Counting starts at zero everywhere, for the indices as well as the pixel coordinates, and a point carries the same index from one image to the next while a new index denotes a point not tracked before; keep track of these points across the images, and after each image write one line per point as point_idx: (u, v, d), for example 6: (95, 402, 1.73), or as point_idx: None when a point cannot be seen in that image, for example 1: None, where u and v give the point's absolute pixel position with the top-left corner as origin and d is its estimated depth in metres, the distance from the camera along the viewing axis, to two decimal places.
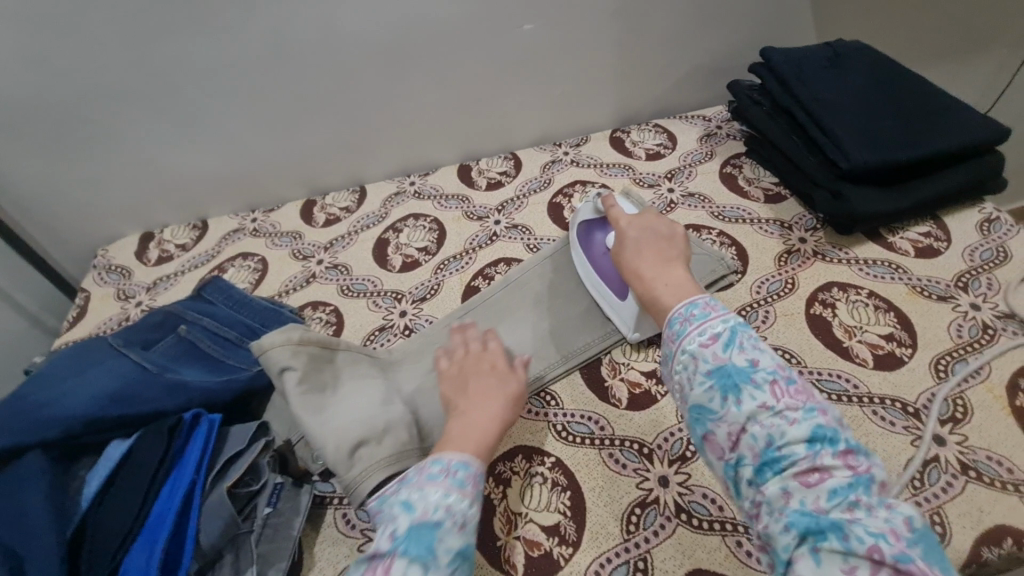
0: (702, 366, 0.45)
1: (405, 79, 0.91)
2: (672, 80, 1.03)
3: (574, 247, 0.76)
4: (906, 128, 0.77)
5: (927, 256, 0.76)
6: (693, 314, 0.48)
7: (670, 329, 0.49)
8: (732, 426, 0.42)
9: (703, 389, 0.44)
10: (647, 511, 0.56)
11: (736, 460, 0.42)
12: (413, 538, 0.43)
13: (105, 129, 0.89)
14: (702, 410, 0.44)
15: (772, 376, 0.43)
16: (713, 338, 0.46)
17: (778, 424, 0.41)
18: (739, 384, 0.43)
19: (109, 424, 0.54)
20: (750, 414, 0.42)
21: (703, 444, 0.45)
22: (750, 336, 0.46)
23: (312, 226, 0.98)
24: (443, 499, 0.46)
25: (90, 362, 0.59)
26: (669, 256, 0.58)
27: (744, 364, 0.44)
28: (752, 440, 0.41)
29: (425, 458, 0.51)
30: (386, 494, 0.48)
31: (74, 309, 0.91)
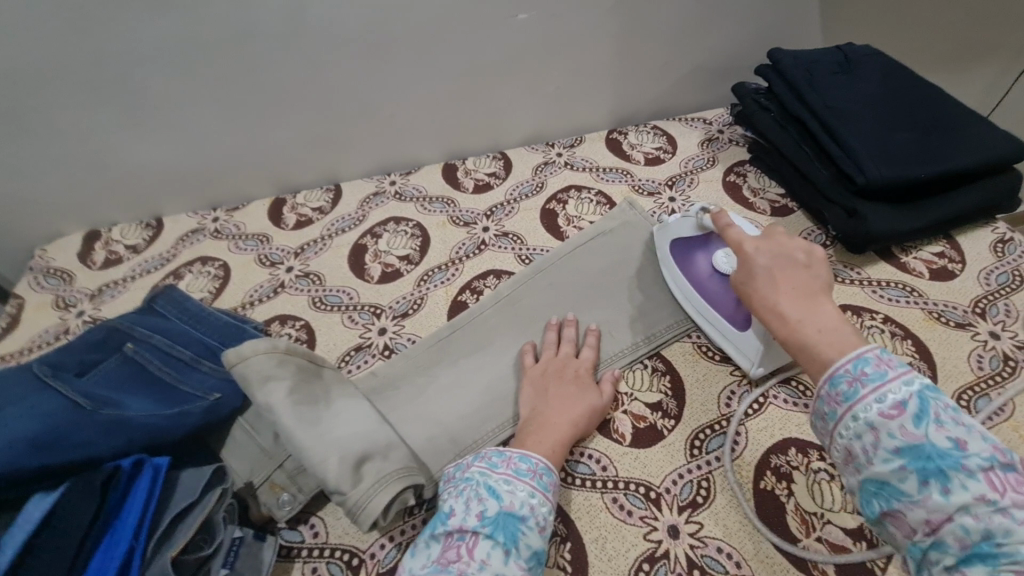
0: (885, 441, 0.37)
1: (385, 68, 0.83)
2: (672, 80, 0.96)
3: (669, 265, 0.70)
4: (924, 141, 0.72)
5: (942, 279, 0.72)
6: (866, 372, 0.39)
7: (831, 387, 0.40)
8: (932, 513, 0.35)
9: (889, 466, 0.37)
10: (656, 567, 0.51)
11: (930, 547, 0.35)
12: (500, 524, 0.44)
13: (39, 115, 0.78)
14: (884, 485, 0.37)
15: (987, 463, 0.35)
16: (898, 405, 0.38)
17: (995, 519, 0.33)
18: (944, 470, 0.35)
19: (27, 477, 0.45)
20: (958, 504, 0.34)
21: (884, 521, 0.38)
22: (946, 406, 0.37)
23: (280, 228, 0.89)
24: (529, 498, 0.47)
25: (9, 398, 0.50)
26: (810, 289, 0.47)
27: (947, 442, 0.35)
28: (960, 530, 0.34)
29: (507, 449, 0.52)
30: (468, 473, 0.49)
31: (4, 319, 0.81)
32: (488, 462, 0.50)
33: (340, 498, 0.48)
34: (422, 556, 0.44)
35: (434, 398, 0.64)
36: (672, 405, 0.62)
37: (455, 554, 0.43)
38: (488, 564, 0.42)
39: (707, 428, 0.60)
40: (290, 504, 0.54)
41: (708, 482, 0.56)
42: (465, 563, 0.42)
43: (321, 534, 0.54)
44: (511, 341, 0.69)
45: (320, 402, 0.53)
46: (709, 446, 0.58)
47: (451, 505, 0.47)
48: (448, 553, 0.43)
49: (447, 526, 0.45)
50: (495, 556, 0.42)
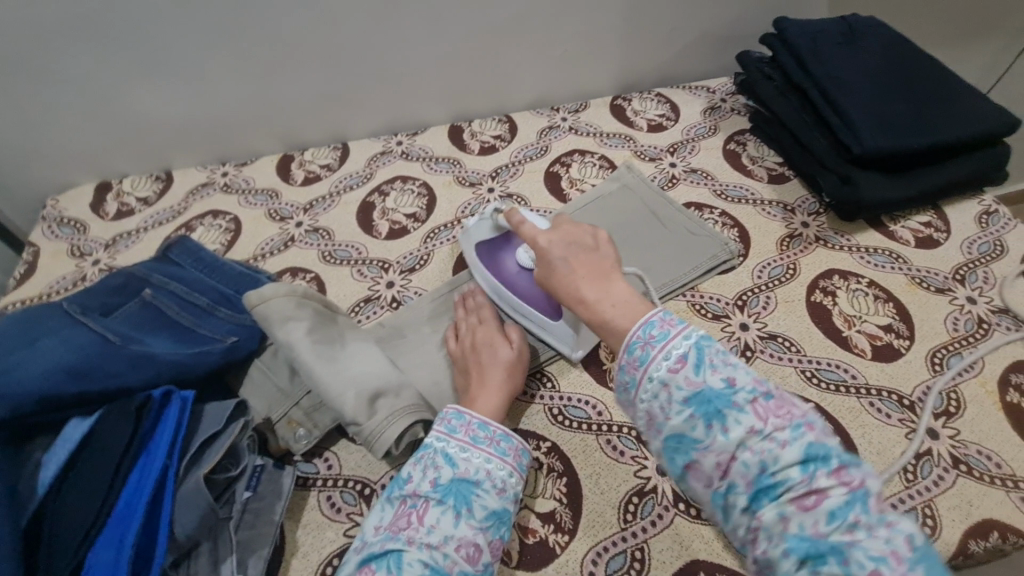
0: (675, 393, 0.39)
1: (394, 27, 0.83)
2: (678, 47, 0.97)
3: (479, 269, 0.70)
4: (919, 114, 0.74)
5: (927, 247, 0.75)
6: (654, 334, 0.42)
7: (629, 353, 0.42)
8: (720, 454, 0.37)
9: (682, 417, 0.39)
10: (645, 500, 0.55)
11: (726, 492, 0.37)
12: (451, 489, 0.46)
13: (50, 62, 0.79)
14: (681, 439, 0.39)
15: (753, 396, 0.38)
16: (681, 359, 0.40)
17: (768, 447, 0.36)
18: (721, 409, 0.38)
19: (67, 402, 0.49)
20: (737, 441, 0.37)
21: (685, 475, 0.40)
22: (718, 350, 0.41)
23: (290, 183, 0.91)
24: (485, 464, 0.49)
25: (44, 330, 0.54)
26: (601, 268, 0.50)
27: (721, 385, 0.39)
28: (743, 467, 0.37)
29: (467, 411, 0.53)
30: (428, 440, 0.51)
31: (21, 265, 0.84)
32: (447, 427, 0.51)
33: (356, 430, 0.52)
34: (382, 520, 0.47)
35: (441, 346, 0.67)
36: None
37: (406, 519, 0.45)
38: (438, 526, 0.44)
39: None
40: (306, 438, 0.58)
41: None
42: (416, 527, 0.44)
43: (334, 466, 0.59)
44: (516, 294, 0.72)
45: (337, 343, 0.57)
46: None
47: (409, 472, 0.49)
48: (401, 518, 0.45)
49: (402, 492, 0.47)
50: (445, 518, 0.45)
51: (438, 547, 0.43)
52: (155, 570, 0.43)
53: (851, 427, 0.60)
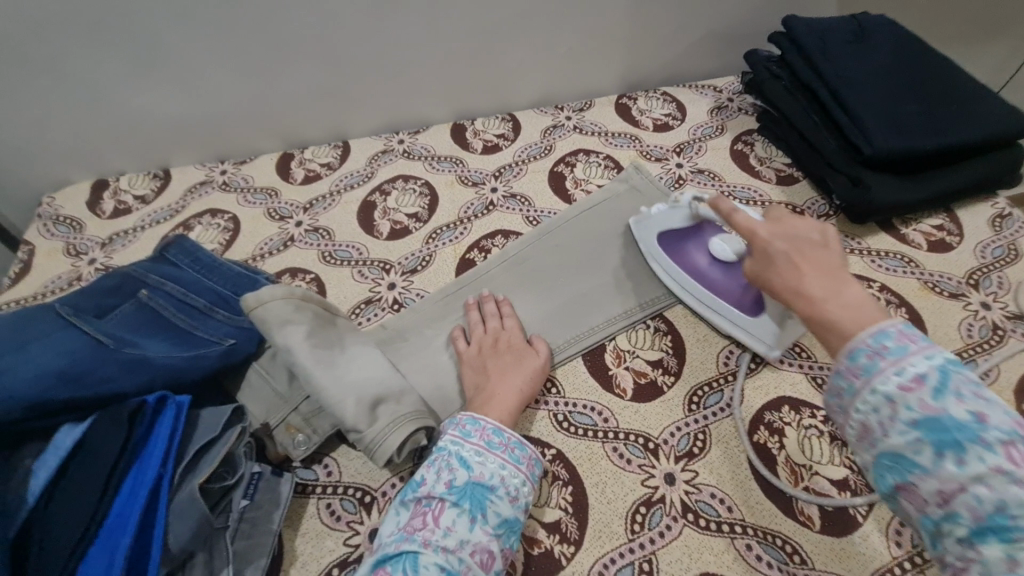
0: (903, 412, 0.35)
1: (397, 24, 0.82)
2: (684, 45, 0.96)
3: (662, 257, 0.70)
4: (932, 114, 0.73)
5: (940, 251, 0.74)
6: (887, 346, 0.37)
7: (851, 360, 0.38)
8: (945, 484, 0.32)
9: (905, 438, 0.34)
10: (652, 510, 0.54)
11: (942, 520, 0.33)
12: (466, 493, 0.46)
13: (45, 57, 0.77)
14: (899, 460, 0.35)
15: (1009, 436, 0.32)
16: (917, 377, 0.35)
17: (1007, 486, 0.31)
18: (960, 441, 0.32)
19: (58, 408, 0.47)
20: (971, 475, 0.32)
21: (897, 496, 0.36)
22: (968, 380, 0.35)
23: (289, 182, 0.89)
24: (499, 469, 0.49)
25: (35, 333, 0.52)
26: (831, 266, 0.45)
27: (967, 415, 0.33)
28: (972, 501, 0.31)
29: (481, 417, 0.53)
30: (444, 442, 0.51)
31: (16, 264, 0.82)
32: (462, 431, 0.51)
33: (357, 439, 0.51)
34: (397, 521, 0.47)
35: (443, 350, 0.66)
36: (672, 362, 0.65)
37: (422, 520, 0.45)
38: (454, 529, 0.44)
39: (705, 385, 0.62)
40: (305, 444, 0.57)
41: (704, 435, 0.59)
42: (431, 529, 0.44)
43: (334, 473, 0.57)
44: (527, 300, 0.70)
45: (336, 347, 0.56)
46: (707, 402, 0.61)
47: (423, 475, 0.49)
48: (417, 520, 0.45)
49: (418, 494, 0.47)
50: (461, 522, 0.45)
51: (454, 551, 0.43)
52: None
53: None
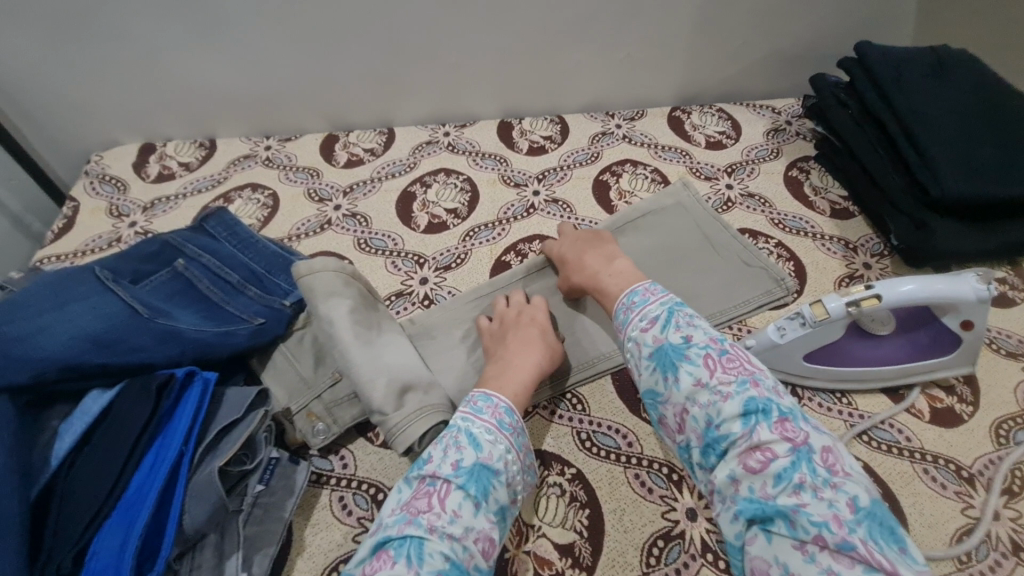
0: (644, 349, 0.50)
1: (455, 14, 0.80)
2: (747, 63, 0.92)
3: (823, 370, 0.60)
4: (1009, 160, 0.69)
5: (1000, 305, 0.69)
6: (635, 301, 0.53)
7: (617, 319, 0.54)
8: (677, 408, 0.47)
9: (649, 373, 0.49)
10: (670, 545, 0.52)
11: (688, 445, 0.47)
12: (474, 475, 0.44)
13: (109, 18, 0.78)
14: (652, 395, 0.49)
15: (706, 350, 0.47)
16: (653, 321, 0.51)
17: (714, 402, 0.45)
18: (675, 362, 0.48)
19: (90, 371, 0.48)
20: (690, 398, 0.46)
21: (660, 426, 0.51)
22: (686, 315, 0.50)
23: (331, 164, 0.89)
24: (506, 453, 0.46)
25: (75, 294, 0.52)
26: None
27: (679, 341, 0.48)
28: (694, 422, 0.46)
29: (494, 394, 0.51)
30: (452, 418, 0.49)
31: (60, 219, 0.84)
32: (472, 407, 0.49)
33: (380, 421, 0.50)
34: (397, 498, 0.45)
35: (470, 353, 0.65)
36: None
37: (427, 501, 0.43)
38: (460, 514, 0.42)
39: None
40: (325, 434, 0.56)
41: None
42: (437, 513, 0.42)
43: (350, 466, 0.57)
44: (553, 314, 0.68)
45: (374, 329, 0.56)
46: None
47: (429, 451, 0.47)
48: (421, 499, 0.43)
49: (422, 470, 0.45)
50: (467, 506, 0.43)
51: (459, 539, 0.41)
52: (161, 563, 0.41)
53: (902, 494, 0.55)
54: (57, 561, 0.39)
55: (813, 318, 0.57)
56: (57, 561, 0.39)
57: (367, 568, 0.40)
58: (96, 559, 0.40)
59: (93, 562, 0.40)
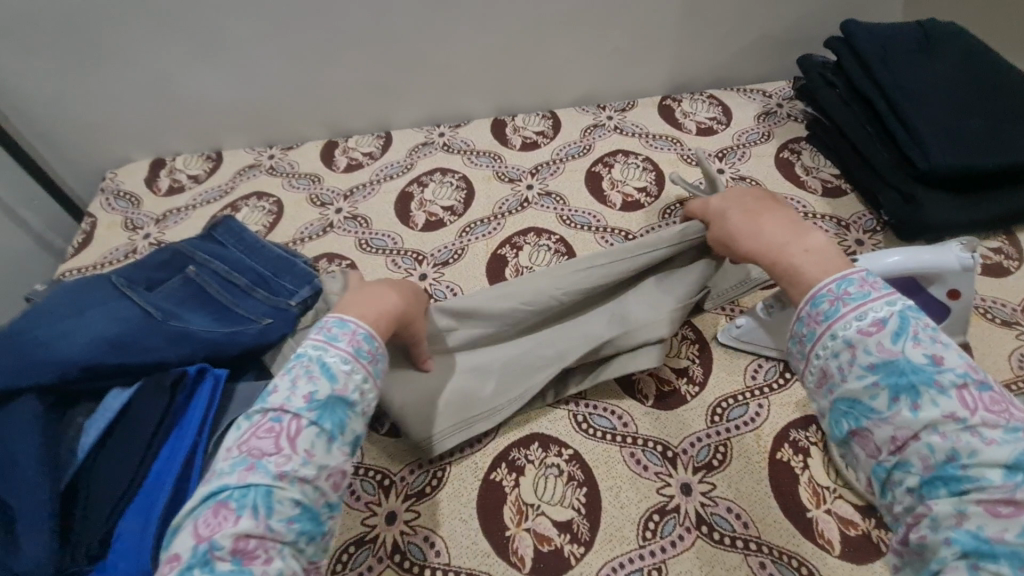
0: (861, 356, 0.38)
1: (443, 17, 0.83)
2: (734, 49, 0.93)
3: None
4: (997, 130, 0.69)
5: (995, 275, 0.69)
6: (850, 292, 0.40)
7: (813, 306, 0.41)
8: (900, 430, 0.36)
9: (863, 382, 0.38)
10: (666, 519, 0.54)
11: (894, 467, 0.36)
12: (328, 408, 0.41)
13: (114, 40, 0.82)
14: (855, 404, 0.38)
15: (963, 380, 0.36)
16: (877, 322, 0.38)
17: (968, 438, 0.34)
18: (915, 384, 0.36)
19: (109, 371, 0.51)
20: (928, 423, 0.35)
21: (848, 441, 0.39)
22: (925, 326, 0.38)
23: (332, 169, 0.92)
24: (363, 383, 0.43)
25: (93, 301, 0.56)
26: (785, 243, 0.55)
27: (923, 360, 0.36)
28: (926, 450, 0.35)
29: (350, 318, 0.46)
30: (302, 350, 0.44)
31: (79, 234, 0.88)
32: (326, 334, 0.44)
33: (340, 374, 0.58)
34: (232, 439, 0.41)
35: None
36: (698, 372, 0.64)
37: (274, 442, 0.39)
38: (314, 454, 0.39)
39: (730, 398, 0.61)
40: None
41: (725, 448, 0.58)
42: (287, 454, 0.38)
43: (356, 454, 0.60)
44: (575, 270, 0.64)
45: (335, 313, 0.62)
46: (730, 415, 0.60)
47: (276, 383, 0.42)
48: (263, 438, 0.39)
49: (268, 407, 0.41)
50: (320, 442, 0.40)
51: (313, 480, 0.39)
52: None
53: None
54: (85, 543, 0.43)
55: None
56: (85, 543, 0.43)
57: (203, 528, 0.35)
58: (120, 541, 0.43)
59: (118, 544, 0.43)
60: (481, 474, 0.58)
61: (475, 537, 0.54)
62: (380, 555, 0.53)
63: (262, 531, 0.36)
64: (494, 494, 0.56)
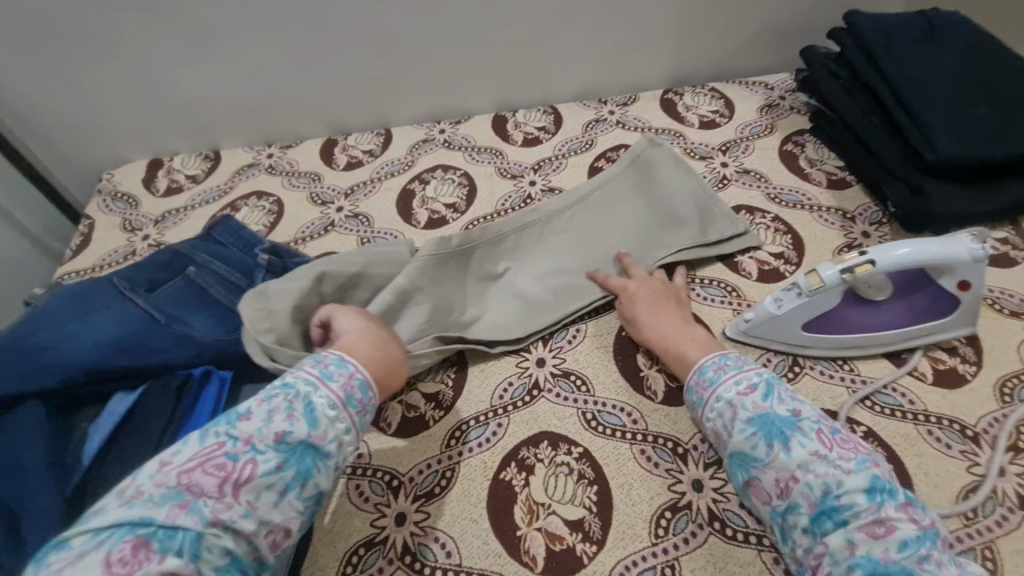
0: (742, 414, 0.48)
1: (442, 11, 0.82)
2: (736, 40, 0.92)
3: (820, 339, 0.61)
4: (1003, 120, 0.68)
5: (1001, 265, 0.69)
6: (726, 364, 0.52)
7: (700, 376, 0.53)
8: (781, 473, 0.45)
9: (746, 435, 0.47)
10: (678, 515, 0.53)
11: (785, 509, 0.44)
12: (295, 454, 0.42)
13: (110, 38, 0.81)
14: (744, 455, 0.47)
15: (818, 425, 0.46)
16: (750, 386, 0.49)
17: (834, 472, 0.43)
18: (784, 431, 0.46)
19: (113, 375, 0.50)
20: (802, 464, 0.44)
21: (746, 489, 0.47)
22: (784, 390, 0.49)
23: (331, 168, 0.91)
24: (343, 434, 0.45)
25: (95, 303, 0.55)
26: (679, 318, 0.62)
27: (787, 413, 0.47)
28: (805, 489, 0.43)
29: (348, 359, 0.48)
30: (290, 383, 0.46)
31: (77, 237, 0.87)
32: (321, 371, 0.46)
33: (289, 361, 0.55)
34: (172, 455, 0.41)
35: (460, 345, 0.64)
36: None
37: (219, 482, 0.39)
38: (256, 507, 0.40)
39: None
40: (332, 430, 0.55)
41: None
42: (226, 503, 0.39)
43: (364, 455, 0.60)
44: (614, 243, 0.73)
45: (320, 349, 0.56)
46: None
47: (248, 409, 0.43)
48: (207, 477, 0.39)
49: (232, 436, 0.41)
50: (269, 495, 0.41)
51: (248, 534, 0.40)
52: None
53: (907, 455, 0.55)
54: None
55: (809, 288, 0.58)
56: None
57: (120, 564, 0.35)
58: None
59: None
60: (490, 473, 0.57)
61: (486, 537, 0.53)
62: (390, 556, 0.53)
63: None
64: (504, 494, 0.56)
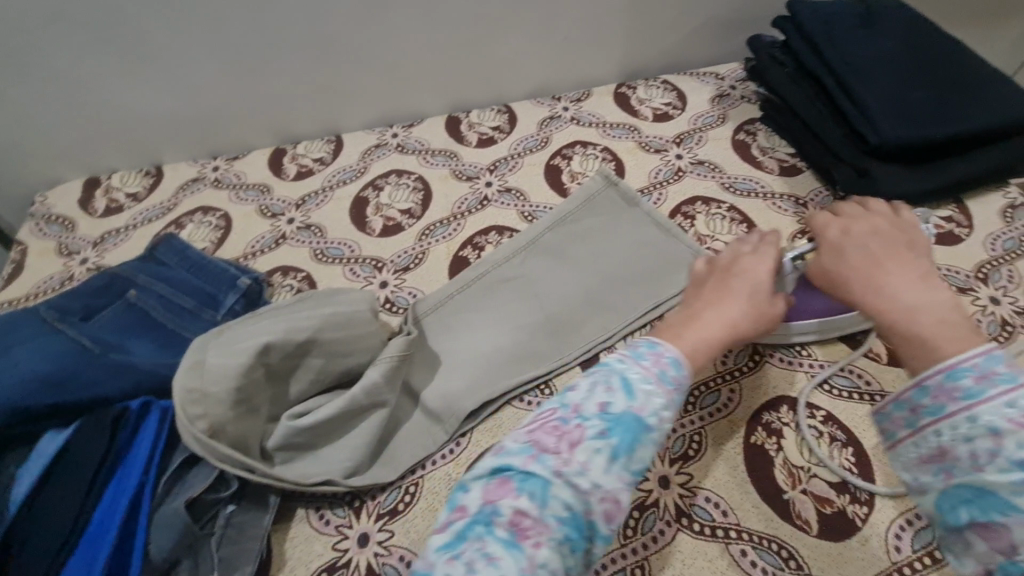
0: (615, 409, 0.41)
1: (385, 11, 0.79)
2: (686, 31, 0.92)
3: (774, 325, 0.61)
4: (942, 101, 0.70)
5: (947, 243, 0.70)
6: (981, 377, 0.36)
7: (957, 378, 0.37)
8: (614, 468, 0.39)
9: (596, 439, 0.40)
10: (646, 514, 0.53)
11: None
12: (621, 424, 0.40)
13: (33, 55, 0.76)
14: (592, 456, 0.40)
15: None
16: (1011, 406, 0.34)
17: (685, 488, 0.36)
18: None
19: (42, 413, 0.47)
20: None
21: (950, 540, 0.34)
22: None
23: (281, 178, 0.88)
24: (660, 407, 0.41)
25: (20, 337, 0.52)
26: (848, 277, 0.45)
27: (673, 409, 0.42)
28: None
29: (659, 343, 0.46)
30: (608, 359, 0.44)
31: (9, 264, 0.82)
32: (632, 352, 0.45)
33: (230, 426, 0.49)
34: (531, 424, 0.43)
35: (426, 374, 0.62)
36: None
37: (556, 437, 0.40)
38: (588, 468, 0.39)
39: (702, 385, 0.61)
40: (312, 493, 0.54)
41: (700, 437, 0.57)
42: (564, 458, 0.39)
43: None
44: (569, 293, 0.69)
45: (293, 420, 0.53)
46: (703, 403, 0.59)
47: (576, 382, 0.44)
48: (547, 435, 0.40)
49: (563, 403, 0.42)
50: (598, 458, 0.39)
51: (583, 492, 0.38)
52: None
53: (865, 437, 0.56)
54: None
55: None
56: None
57: (490, 492, 0.38)
58: None
59: None
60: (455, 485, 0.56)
61: None
62: None
63: (534, 515, 0.37)
64: None
